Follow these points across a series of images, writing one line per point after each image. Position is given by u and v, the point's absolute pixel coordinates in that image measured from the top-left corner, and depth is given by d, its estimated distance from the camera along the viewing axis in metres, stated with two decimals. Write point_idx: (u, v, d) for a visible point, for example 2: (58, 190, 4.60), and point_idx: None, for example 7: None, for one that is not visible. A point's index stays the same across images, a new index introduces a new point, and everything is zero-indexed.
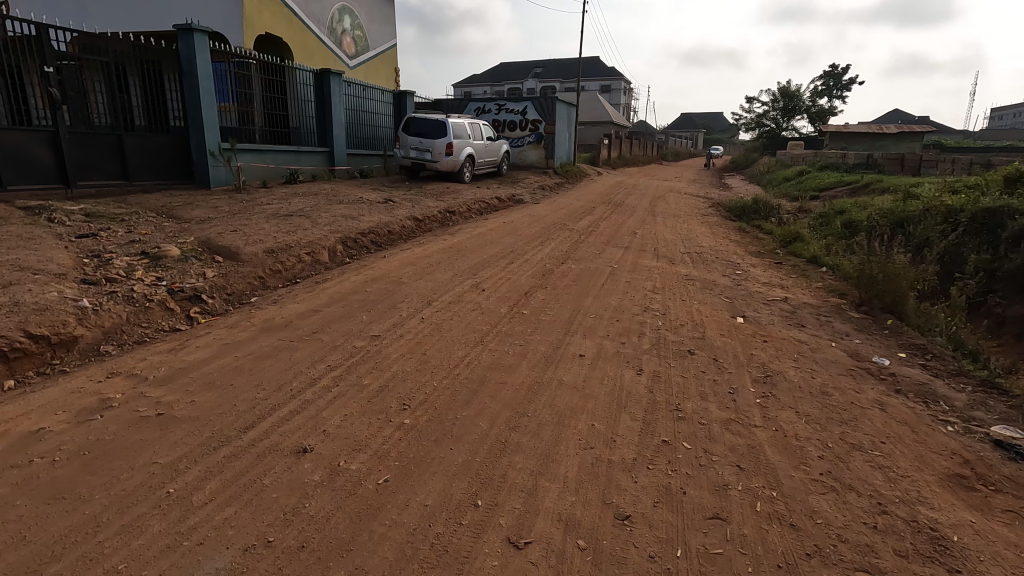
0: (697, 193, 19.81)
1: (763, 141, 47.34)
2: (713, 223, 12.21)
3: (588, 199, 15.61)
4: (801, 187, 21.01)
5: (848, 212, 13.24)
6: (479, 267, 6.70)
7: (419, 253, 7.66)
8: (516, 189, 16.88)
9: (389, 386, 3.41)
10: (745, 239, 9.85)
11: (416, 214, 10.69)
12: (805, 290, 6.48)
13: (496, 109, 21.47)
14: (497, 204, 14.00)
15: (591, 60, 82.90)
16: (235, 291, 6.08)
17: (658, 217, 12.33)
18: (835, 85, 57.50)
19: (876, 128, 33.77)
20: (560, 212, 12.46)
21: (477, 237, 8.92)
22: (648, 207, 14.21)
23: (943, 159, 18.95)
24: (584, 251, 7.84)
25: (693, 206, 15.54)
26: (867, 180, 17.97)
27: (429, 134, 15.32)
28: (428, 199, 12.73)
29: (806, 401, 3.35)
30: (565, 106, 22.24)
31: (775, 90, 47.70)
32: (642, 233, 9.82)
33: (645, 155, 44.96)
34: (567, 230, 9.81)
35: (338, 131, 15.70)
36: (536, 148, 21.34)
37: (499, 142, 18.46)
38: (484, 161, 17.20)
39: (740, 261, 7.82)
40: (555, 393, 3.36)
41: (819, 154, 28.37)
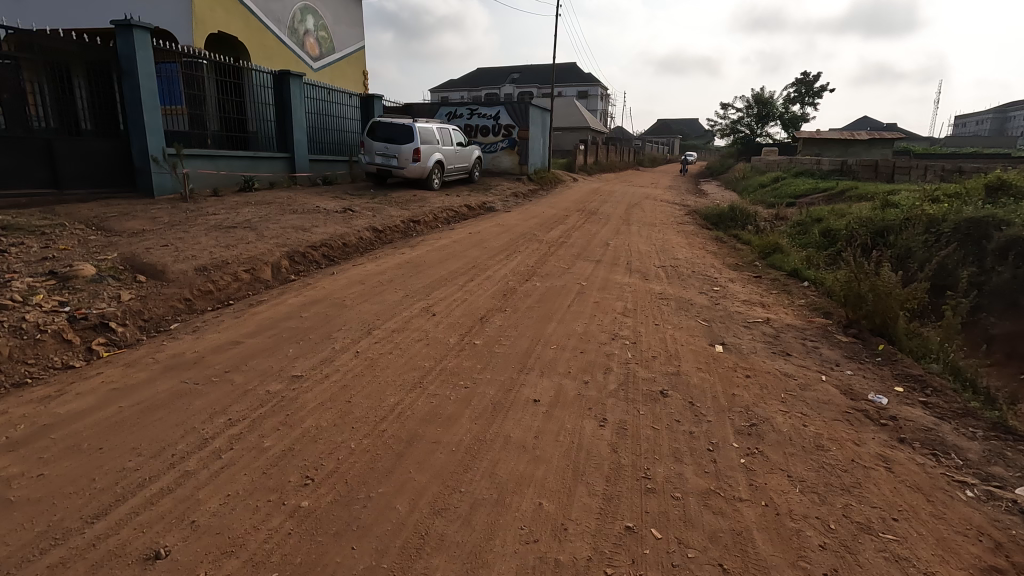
0: (673, 200, 19.51)
1: (737, 148, 47.64)
2: (688, 232, 11.80)
3: (561, 207, 15.11)
4: (777, 194, 20.89)
5: (826, 221, 12.97)
6: (434, 286, 6.08)
7: (371, 269, 7.00)
8: (488, 196, 16.33)
9: (295, 451, 2.76)
10: (722, 251, 9.41)
11: (376, 225, 10.03)
12: (787, 309, 6.01)
13: (469, 113, 20.91)
14: (466, 213, 13.41)
15: (568, 66, 83.04)
16: (153, 316, 5.34)
17: (633, 226, 11.87)
18: (808, 93, 58.44)
19: (848, 135, 34.11)
20: (530, 222, 11.92)
21: (438, 250, 8.29)
22: (622, 216, 13.75)
23: (916, 166, 18.93)
24: (552, 266, 7.28)
25: (669, 214, 15.18)
26: (843, 187, 17.87)
27: (396, 139, 14.63)
28: (392, 208, 12.08)
29: (800, 463, 2.79)
30: (540, 112, 21.79)
31: (749, 97, 48.16)
32: (615, 244, 9.32)
33: (623, 161, 44.89)
34: (536, 242, 9.25)
35: (299, 136, 14.94)
36: (509, 154, 20.80)
37: (471, 147, 17.85)
38: (454, 167, 16.58)
39: (717, 275, 7.34)
40: (499, 456, 2.74)
41: (794, 161, 28.42)
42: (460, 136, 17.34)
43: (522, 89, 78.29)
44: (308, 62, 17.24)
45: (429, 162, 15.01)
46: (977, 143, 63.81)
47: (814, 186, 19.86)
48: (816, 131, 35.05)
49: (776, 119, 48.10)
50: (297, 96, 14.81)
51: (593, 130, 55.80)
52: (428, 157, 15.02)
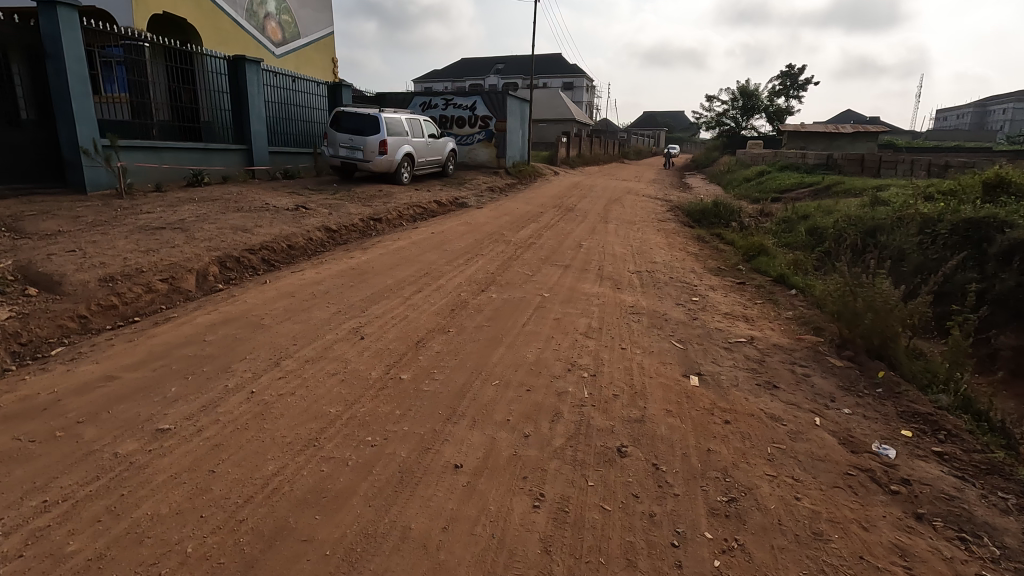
0: (656, 195, 18.88)
1: (722, 140, 47.23)
2: (669, 231, 11.13)
3: (538, 203, 14.40)
4: (761, 188, 20.38)
5: (812, 218, 12.41)
6: (375, 299, 5.33)
7: (310, 277, 6.22)
8: (461, 191, 15.54)
9: (102, 563, 2.00)
10: (704, 253, 8.75)
11: (331, 224, 9.23)
12: (773, 324, 5.35)
13: (444, 104, 20.02)
14: (435, 210, 12.64)
15: (553, 57, 82.03)
16: (32, 339, 4.51)
17: (610, 225, 11.19)
18: (792, 85, 58.20)
19: (832, 128, 33.76)
20: (502, 220, 11.20)
21: (393, 254, 7.53)
22: (600, 212, 13.06)
23: (902, 160, 18.49)
24: (515, 272, 6.56)
25: (650, 210, 14.54)
26: (829, 182, 17.37)
27: (361, 130, 13.75)
28: (354, 204, 11.27)
29: (794, 568, 2.09)
30: (518, 102, 20.97)
31: (734, 90, 47.73)
32: (589, 245, 8.63)
33: (607, 154, 44.27)
34: (504, 243, 8.52)
35: (258, 126, 13.98)
36: (486, 146, 20.00)
37: (444, 139, 17.01)
38: (426, 160, 15.75)
39: (697, 283, 6.67)
40: (389, 564, 2.02)
41: (778, 154, 27.97)
42: (432, 127, 16.48)
43: (507, 80, 77.20)
44: (270, 48, 16.25)
45: (397, 155, 14.17)
46: (959, 136, 64.20)
47: (799, 180, 19.36)
48: (801, 124, 34.68)
49: (761, 112, 47.75)
50: (253, 83, 13.83)
51: (578, 122, 55.04)
52: (396, 150, 14.18)
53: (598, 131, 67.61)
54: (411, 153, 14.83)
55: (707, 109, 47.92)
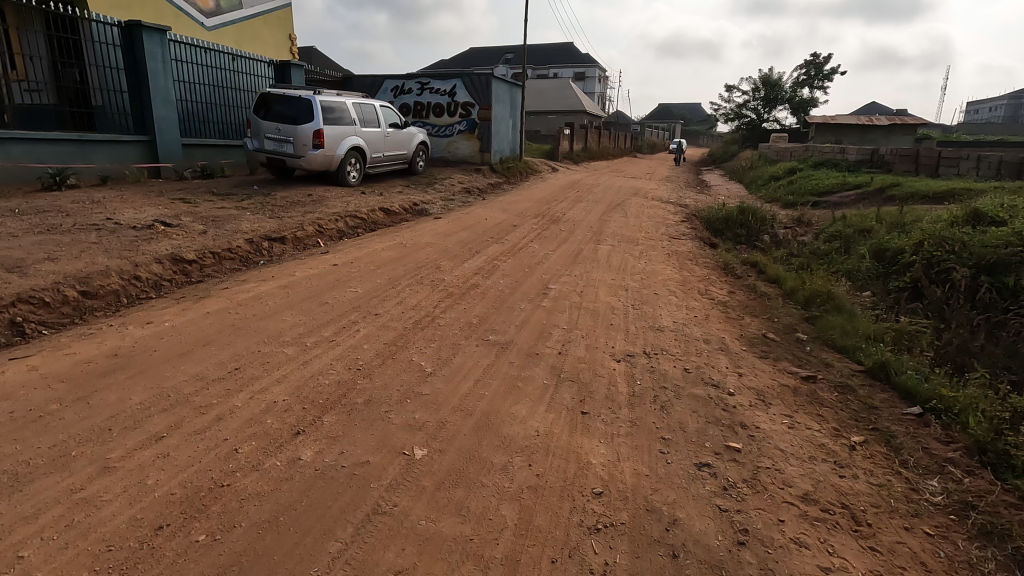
0: (667, 197, 15.85)
1: (742, 133, 43.75)
2: (685, 256, 8.08)
3: (518, 210, 11.47)
4: (793, 190, 17.28)
5: (873, 238, 9.34)
6: (32, 473, 2.42)
7: (8, 377, 3.33)
8: (427, 194, 12.68)
9: None
10: (737, 304, 5.74)
11: (188, 251, 6.37)
12: (919, 546, 2.37)
13: (419, 89, 17.09)
14: (377, 223, 9.76)
15: (564, 47, 78.67)
16: None
17: (604, 246, 8.21)
18: (818, 75, 54.44)
19: (866, 120, 30.38)
20: (457, 237, 8.29)
21: (229, 313, 4.61)
22: (594, 224, 10.11)
23: (968, 157, 15.27)
24: (401, 368, 3.62)
25: (658, 219, 11.56)
26: (880, 184, 14.23)
27: (293, 117, 10.85)
28: (257, 216, 8.44)
29: None
30: (508, 87, 17.96)
31: (756, 78, 44.25)
32: (560, 289, 5.65)
33: (616, 148, 41.09)
34: (429, 287, 5.58)
35: (164, 111, 11.13)
36: (468, 139, 17.03)
37: (411, 129, 14.09)
38: (383, 155, 12.87)
39: (732, 386, 3.71)
40: None
41: (809, 149, 24.66)
42: (395, 115, 13.58)
43: (515, 70, 73.96)
44: (198, 19, 13.51)
45: (340, 150, 11.29)
46: (997, 129, 59.96)
47: (840, 181, 16.18)
48: (831, 115, 31.30)
49: (784, 103, 44.19)
50: (158, 58, 10.98)
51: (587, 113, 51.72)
52: (339, 143, 11.30)
53: (611, 123, 64.27)
54: (361, 147, 11.97)
55: (726, 100, 44.51)
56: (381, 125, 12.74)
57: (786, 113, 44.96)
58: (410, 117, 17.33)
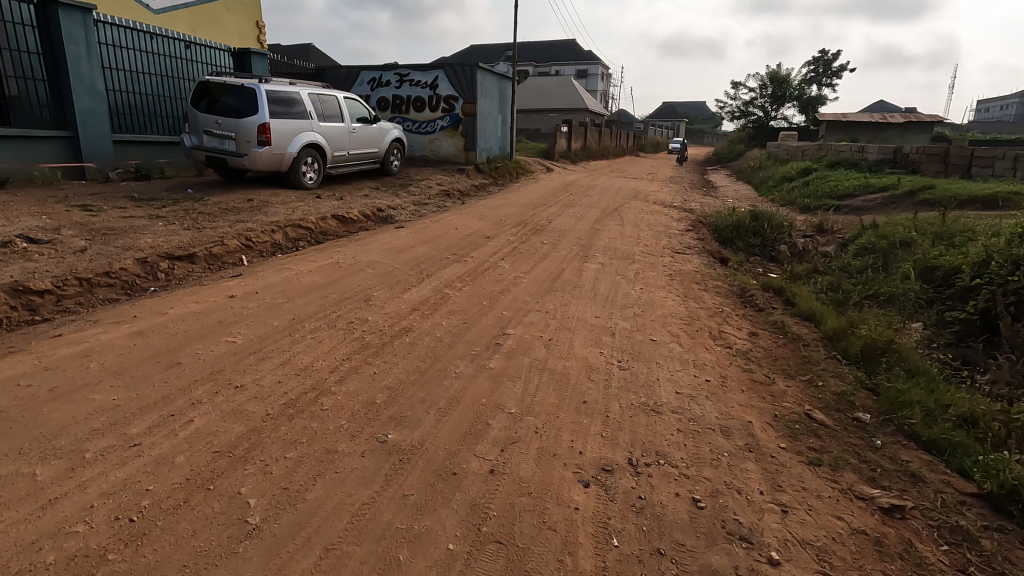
0: (671, 200, 14.36)
1: (748, 132, 42.14)
2: (692, 277, 6.54)
3: (498, 217, 9.98)
4: (809, 192, 15.75)
5: (916, 253, 7.83)
6: None
7: None
8: (398, 198, 11.25)
9: None
10: (763, 357, 4.22)
11: (41, 277, 4.89)
12: None
13: (397, 81, 15.61)
14: (326, 233, 8.29)
15: (566, 44, 77.11)
16: None
17: (592, 266, 6.69)
18: (827, 72, 52.82)
19: (880, 117, 28.81)
20: (413, 253, 6.78)
21: (14, 385, 3.11)
22: (584, 235, 8.63)
23: (1005, 156, 13.74)
24: (207, 516, 2.12)
25: (660, 226, 10.07)
26: (909, 186, 12.71)
27: (237, 109, 9.37)
28: (171, 226, 6.97)
29: None
30: (496, 80, 16.48)
31: (763, 75, 42.68)
32: (522, 336, 4.13)
33: (618, 146, 39.55)
34: (340, 333, 4.08)
35: (88, 103, 9.67)
36: (451, 136, 15.53)
37: (383, 124, 12.59)
38: (349, 154, 11.39)
39: (773, 542, 2.21)
40: None
41: (822, 149, 23.10)
42: (364, 109, 12.10)
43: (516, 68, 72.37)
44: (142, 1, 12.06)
45: (293, 147, 9.81)
46: (1012, 128, 58.15)
47: (860, 184, 14.63)
48: (843, 113, 29.71)
49: (792, 101, 42.57)
50: (80, 40, 9.50)
51: (589, 111, 50.20)
52: (292, 140, 9.82)
53: (614, 122, 62.71)
54: (321, 145, 10.49)
55: (732, 97, 42.89)
56: (347, 120, 11.26)
57: (794, 111, 43.35)
58: (389, 113, 15.83)
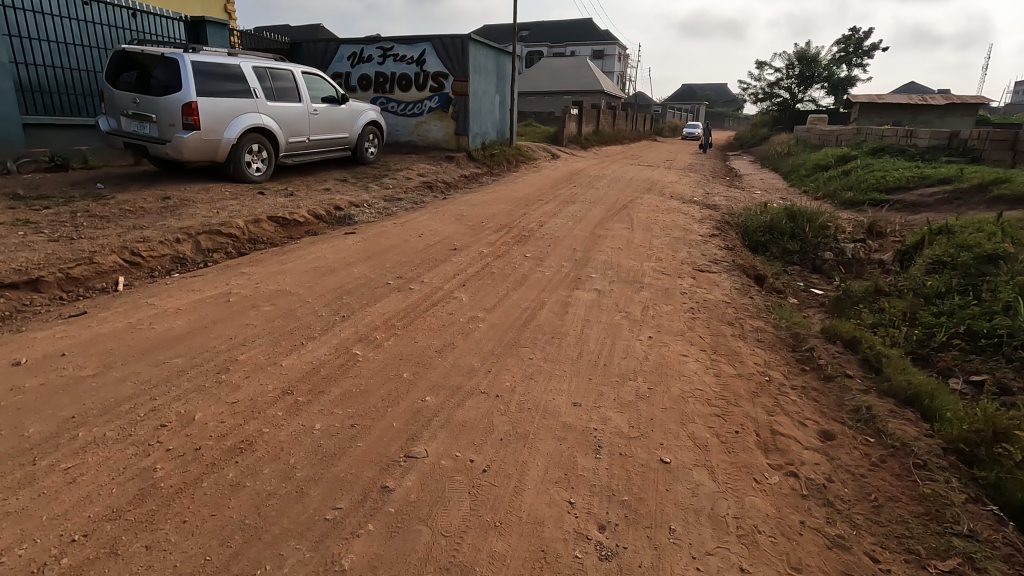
0: (691, 193, 12.45)
1: (773, 116, 39.55)
2: (721, 313, 4.76)
3: (478, 218, 8.24)
4: (851, 185, 13.72)
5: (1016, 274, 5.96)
6: None
7: None
8: (366, 193, 9.55)
9: None
10: (854, 500, 2.46)
11: None
12: None
13: (380, 55, 13.78)
14: (255, 242, 6.63)
15: (581, 23, 74.11)
16: None
17: (583, 295, 4.93)
18: (857, 51, 49.68)
19: (921, 98, 26.32)
20: (344, 275, 5.07)
21: None
22: (581, 244, 6.85)
23: None
24: None
25: (677, 229, 8.23)
26: (977, 179, 10.67)
27: (162, 85, 7.69)
28: (35, 236, 5.35)
29: None
30: (493, 55, 14.58)
31: (790, 54, 39.91)
32: (438, 462, 2.41)
33: (634, 131, 37.29)
34: (128, 455, 2.39)
35: None
36: (441, 119, 13.72)
37: (355, 105, 10.83)
38: (310, 140, 9.66)
39: None
40: None
41: (859, 133, 20.80)
42: (331, 87, 10.34)
43: (528, 49, 69.64)
44: None
45: (232, 132, 8.09)
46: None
47: (912, 175, 12.55)
48: (879, 94, 27.19)
49: (821, 81, 39.74)
50: None
51: (604, 94, 47.75)
52: (231, 123, 8.10)
53: (630, 105, 59.95)
54: (270, 129, 8.77)
55: (756, 78, 40.20)
56: (306, 100, 9.52)
57: (823, 93, 40.57)
58: (371, 92, 14.04)
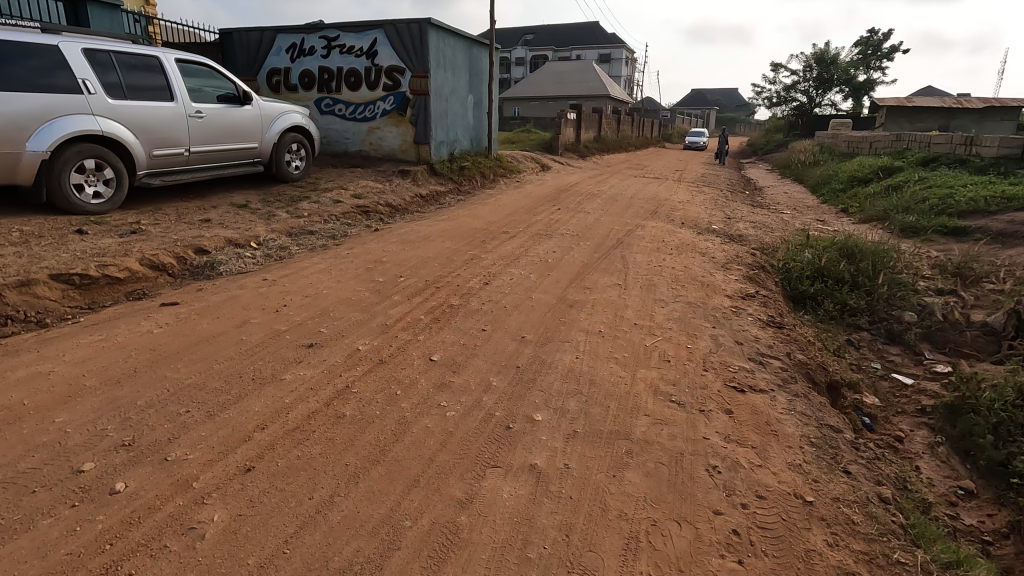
0: (708, 217, 9.81)
1: (790, 122, 36.71)
2: (802, 555, 2.13)
3: (401, 266, 5.68)
4: (907, 206, 10.99)
5: None
6: None
7: None
8: (266, 225, 7.04)
9: None
10: None
11: None
12: None
13: (322, 46, 11.27)
14: (8, 322, 4.11)
15: (587, 26, 71.68)
16: None
17: (500, 494, 2.33)
18: (878, 53, 46.78)
19: (961, 102, 23.49)
20: (20, 439, 2.49)
21: None
22: (538, 323, 4.25)
23: None
24: None
25: (692, 282, 5.62)
26: None
27: None
28: None
29: None
30: (465, 46, 12.08)
31: (808, 55, 37.11)
32: None
33: (641, 137, 34.63)
34: None
35: None
36: (397, 124, 11.20)
37: (269, 106, 8.33)
38: (192, 152, 7.17)
39: None
40: None
41: (899, 141, 18.00)
42: (228, 81, 7.84)
43: (532, 53, 67.31)
44: None
45: (41, 140, 5.59)
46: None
47: (990, 195, 9.84)
48: (912, 96, 24.37)
49: (842, 85, 36.91)
50: None
51: (610, 99, 45.13)
52: (40, 128, 5.61)
53: (638, 110, 57.33)
54: (117, 138, 6.24)
55: (771, 81, 37.45)
56: (184, 98, 7.05)
57: (843, 97, 37.71)
58: (315, 92, 11.51)
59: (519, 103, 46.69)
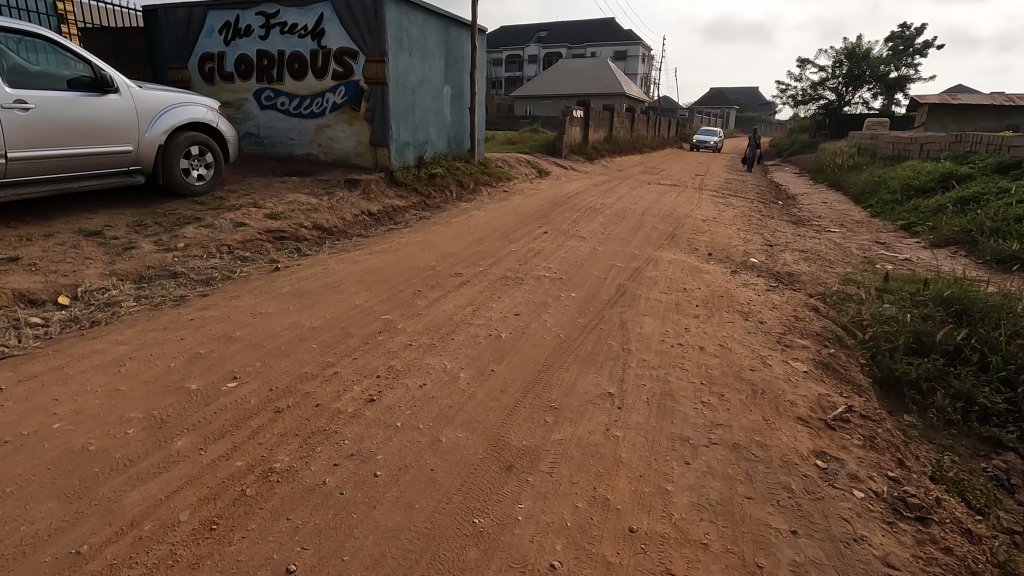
0: (740, 243, 7.47)
1: (817, 122, 33.97)
2: None
3: (255, 351, 3.48)
4: (997, 228, 8.51)
5: None
6: None
7: None
8: (109, 263, 4.91)
9: None
10: None
11: None
12: None
13: (259, 25, 9.09)
14: None
15: (602, 22, 69.08)
16: None
17: None
18: (910, 49, 43.65)
19: (1018, 100, 20.71)
20: None
21: None
22: (422, 533, 2.02)
23: None
24: None
25: (734, 382, 3.34)
26: None
27: None
28: None
29: None
30: (437, 26, 9.89)
31: (838, 50, 34.32)
32: None
33: (656, 138, 32.15)
34: None
35: None
36: (351, 121, 9.02)
37: (150, 96, 6.17)
38: (11, 159, 5.10)
39: None
40: None
41: (958, 143, 15.39)
42: (83, 60, 5.68)
43: (545, 49, 64.92)
44: None
45: None
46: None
47: None
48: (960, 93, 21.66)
49: (875, 82, 34.06)
50: None
51: (624, 97, 42.60)
52: None
53: (655, 109, 54.73)
54: None
55: (796, 79, 34.72)
56: None
57: (876, 96, 34.82)
58: (254, 82, 9.34)
59: (528, 102, 44.40)
